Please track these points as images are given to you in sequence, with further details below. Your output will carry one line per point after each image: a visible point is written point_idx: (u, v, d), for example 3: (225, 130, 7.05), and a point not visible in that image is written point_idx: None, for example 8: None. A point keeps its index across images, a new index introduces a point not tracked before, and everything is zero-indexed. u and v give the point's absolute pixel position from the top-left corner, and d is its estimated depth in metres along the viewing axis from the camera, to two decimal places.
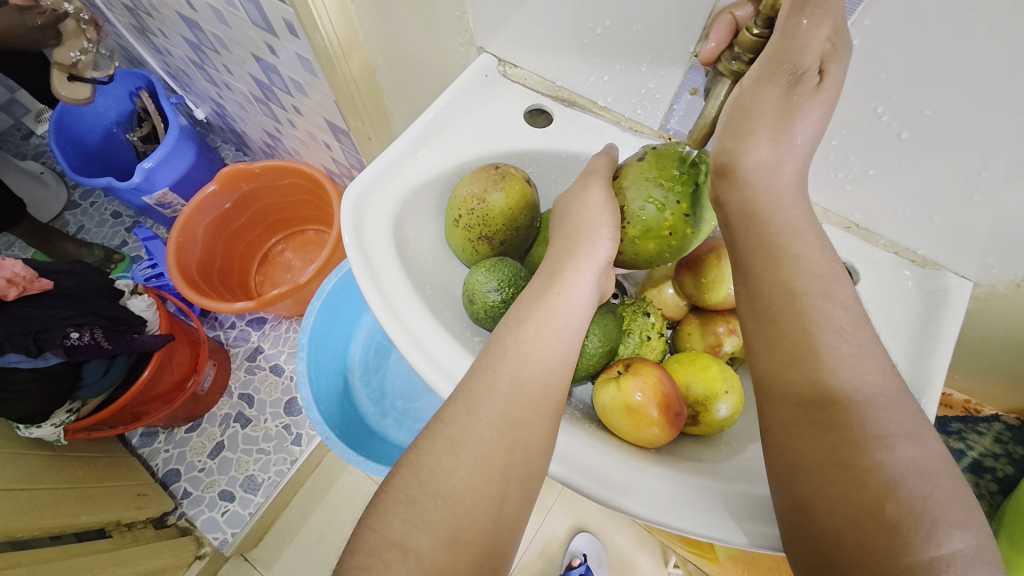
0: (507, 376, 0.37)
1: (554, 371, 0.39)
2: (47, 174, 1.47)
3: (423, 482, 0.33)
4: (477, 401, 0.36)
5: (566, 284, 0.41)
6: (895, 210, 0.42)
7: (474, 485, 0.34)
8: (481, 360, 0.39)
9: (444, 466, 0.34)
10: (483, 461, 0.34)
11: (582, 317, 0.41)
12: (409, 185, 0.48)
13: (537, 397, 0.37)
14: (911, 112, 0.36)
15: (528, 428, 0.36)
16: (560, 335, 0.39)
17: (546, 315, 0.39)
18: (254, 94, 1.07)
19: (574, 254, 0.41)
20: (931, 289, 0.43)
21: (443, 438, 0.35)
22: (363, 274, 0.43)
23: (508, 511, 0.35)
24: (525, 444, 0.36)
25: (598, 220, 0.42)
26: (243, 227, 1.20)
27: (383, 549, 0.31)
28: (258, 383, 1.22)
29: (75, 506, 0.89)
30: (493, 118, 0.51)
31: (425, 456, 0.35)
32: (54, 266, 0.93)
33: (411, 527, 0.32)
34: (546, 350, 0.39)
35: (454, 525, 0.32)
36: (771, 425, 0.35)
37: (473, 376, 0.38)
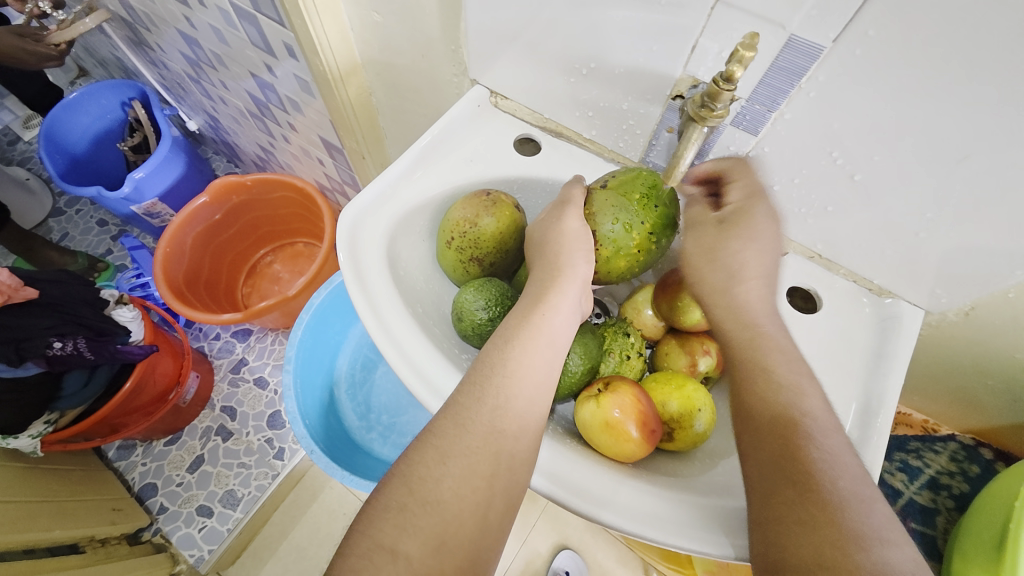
0: (494, 389, 0.39)
1: (539, 387, 0.41)
2: (33, 181, 1.46)
3: (413, 489, 0.35)
4: (465, 413, 0.38)
5: (550, 306, 0.43)
6: (855, 242, 0.45)
7: (461, 493, 0.36)
8: (469, 375, 0.40)
9: (433, 475, 0.36)
10: (469, 470, 0.36)
11: (565, 338, 0.43)
12: (404, 207, 0.50)
13: (522, 410, 0.39)
14: (862, 157, 0.38)
15: (512, 440, 0.38)
16: (544, 354, 0.42)
17: (530, 332, 0.42)
18: (249, 109, 1.09)
19: (557, 275, 0.44)
20: (886, 317, 0.46)
21: (432, 447, 0.37)
22: (356, 290, 0.45)
23: (493, 519, 0.36)
24: (509, 454, 0.37)
25: (575, 245, 0.45)
26: (232, 238, 1.21)
27: (374, 552, 0.33)
28: (241, 397, 1.21)
29: (48, 520, 0.87)
30: (485, 147, 0.54)
31: (414, 466, 0.36)
32: (40, 274, 0.93)
33: (400, 531, 0.34)
34: (531, 367, 0.41)
35: (441, 530, 0.34)
36: (749, 448, 0.37)
37: (461, 390, 0.39)
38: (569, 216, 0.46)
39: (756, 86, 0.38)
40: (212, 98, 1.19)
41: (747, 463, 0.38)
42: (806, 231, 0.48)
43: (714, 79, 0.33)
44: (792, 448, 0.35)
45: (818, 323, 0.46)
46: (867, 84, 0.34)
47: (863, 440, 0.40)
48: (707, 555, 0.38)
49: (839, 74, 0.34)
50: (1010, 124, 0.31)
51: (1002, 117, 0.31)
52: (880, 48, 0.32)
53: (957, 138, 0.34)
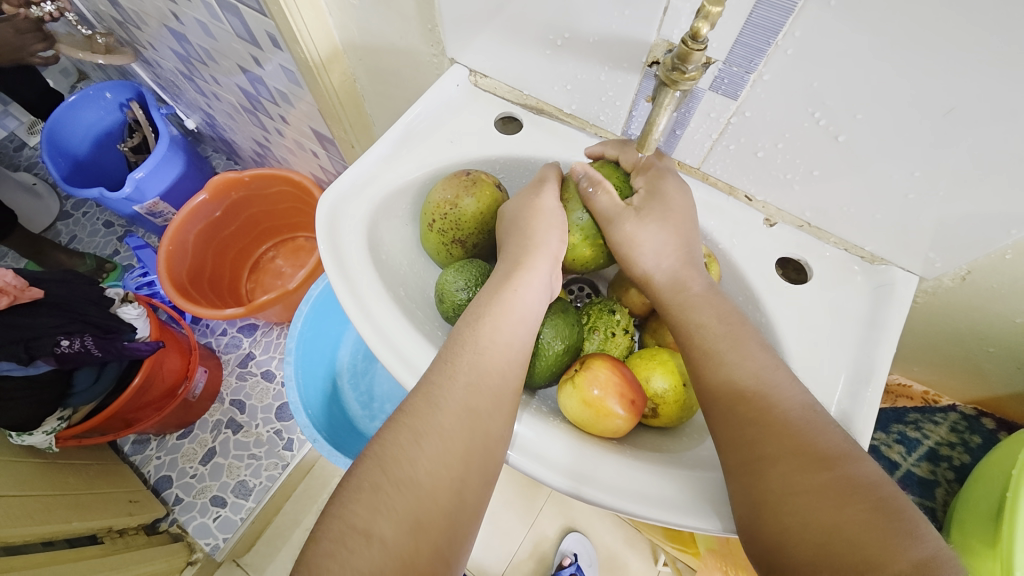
0: (466, 371, 0.39)
1: (509, 358, 0.41)
2: (40, 185, 1.48)
3: (387, 470, 0.35)
4: (437, 393, 0.38)
5: (522, 282, 0.44)
6: (844, 208, 0.44)
7: (435, 473, 0.36)
8: (442, 354, 0.41)
9: (407, 456, 0.36)
10: (445, 450, 0.36)
11: (536, 310, 0.44)
12: (384, 191, 0.50)
13: (495, 387, 0.40)
14: (845, 116, 0.37)
15: (487, 418, 0.38)
16: (515, 330, 0.42)
17: (500, 310, 0.42)
18: (242, 104, 1.09)
19: (528, 253, 0.45)
20: (879, 284, 0.45)
21: (407, 428, 0.37)
22: (336, 276, 0.45)
23: (468, 497, 0.36)
24: (483, 431, 0.38)
25: (551, 222, 0.46)
26: (233, 234, 1.22)
27: (347, 535, 0.32)
28: (249, 390, 1.23)
29: (66, 512, 0.90)
30: (465, 127, 0.53)
31: (388, 447, 0.36)
32: (46, 274, 0.95)
33: (374, 513, 0.33)
34: (503, 342, 0.41)
35: (416, 508, 0.34)
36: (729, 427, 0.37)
37: (433, 370, 0.40)
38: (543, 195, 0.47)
39: (731, 46, 0.37)
40: (206, 95, 1.19)
41: (721, 440, 0.37)
42: (794, 200, 0.46)
43: (684, 39, 0.32)
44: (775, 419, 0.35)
45: (808, 293, 0.45)
46: (848, 40, 0.33)
47: (852, 411, 0.40)
48: (686, 529, 0.39)
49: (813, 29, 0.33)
50: (998, 74, 0.30)
51: (991, 68, 0.30)
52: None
53: (942, 90, 0.32)
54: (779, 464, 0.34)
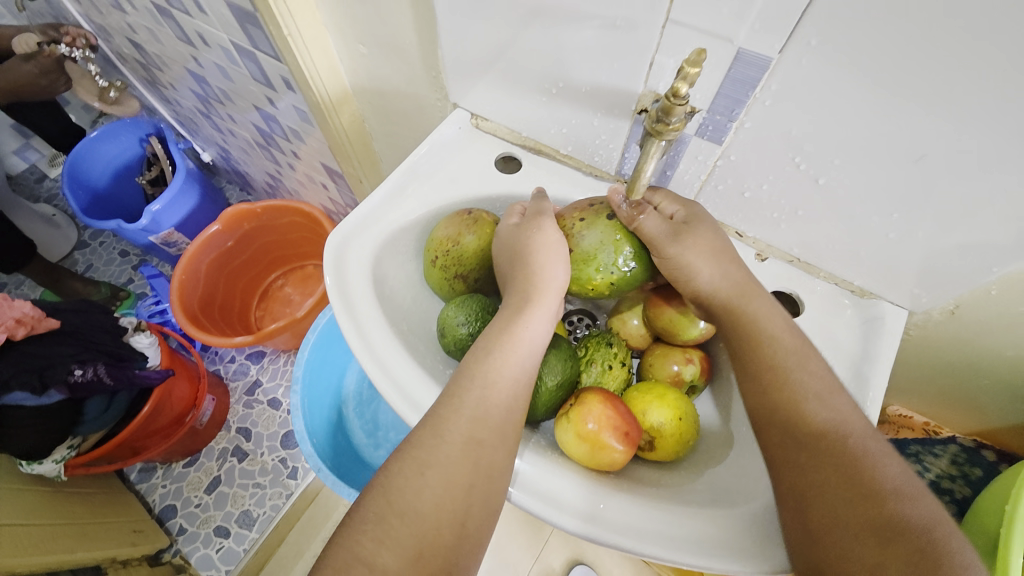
0: (472, 403, 0.40)
1: (514, 391, 0.42)
2: (58, 217, 1.53)
3: (391, 501, 0.36)
4: (444, 425, 0.39)
5: (525, 318, 0.44)
6: (829, 245, 0.45)
7: (439, 504, 0.37)
8: (448, 386, 0.41)
9: (411, 487, 0.37)
10: (447, 483, 0.37)
11: (541, 346, 0.44)
12: (389, 229, 0.52)
13: (500, 421, 0.40)
14: (824, 161, 0.39)
15: (491, 449, 0.39)
16: (521, 363, 0.43)
17: (508, 346, 0.43)
18: (256, 140, 1.14)
19: (536, 287, 0.45)
20: (869, 318, 0.46)
21: (412, 460, 0.38)
22: (341, 310, 0.47)
23: (472, 527, 0.37)
24: (487, 462, 0.39)
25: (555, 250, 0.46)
26: (244, 263, 1.25)
27: (353, 565, 0.34)
28: (255, 418, 1.24)
29: (71, 542, 0.90)
30: (466, 167, 0.56)
31: (393, 478, 0.37)
32: (63, 305, 0.98)
33: (378, 544, 0.35)
34: (509, 378, 0.42)
35: (420, 537, 0.35)
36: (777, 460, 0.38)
37: (440, 402, 0.41)
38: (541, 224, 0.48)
39: (714, 97, 0.39)
40: (222, 131, 1.24)
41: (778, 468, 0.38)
42: (781, 236, 0.48)
43: (666, 96, 0.34)
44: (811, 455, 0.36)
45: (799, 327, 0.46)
46: (822, 93, 0.35)
47: None
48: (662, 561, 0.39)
49: (790, 81, 0.35)
50: (965, 124, 0.31)
51: (951, 119, 0.32)
52: (824, 57, 0.33)
53: (913, 138, 0.34)
54: (828, 496, 0.34)
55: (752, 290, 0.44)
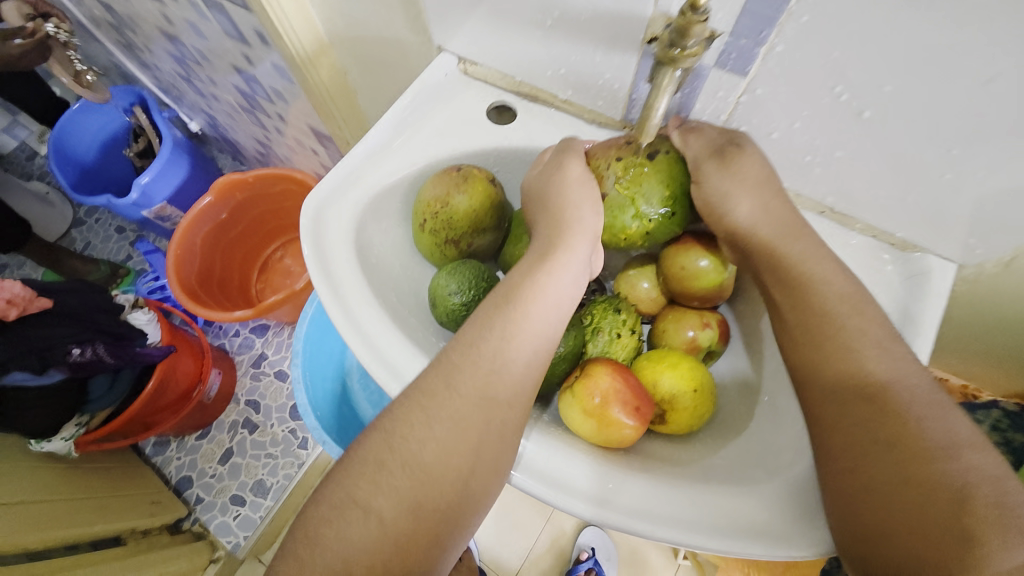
0: (490, 354, 0.38)
1: (536, 346, 0.39)
2: (52, 194, 1.49)
3: (393, 447, 0.35)
4: (457, 374, 0.37)
5: (558, 262, 0.41)
6: (870, 190, 0.40)
7: (443, 458, 0.35)
8: (466, 335, 0.39)
9: (415, 436, 0.35)
10: (457, 435, 0.35)
11: (569, 298, 0.41)
12: (372, 191, 0.47)
13: (517, 378, 0.38)
14: (870, 89, 0.33)
15: (505, 407, 0.37)
16: (549, 315, 0.40)
17: (530, 294, 0.40)
18: (240, 104, 1.08)
19: (565, 228, 0.42)
20: (912, 273, 0.41)
21: (420, 408, 0.36)
22: (320, 280, 0.43)
23: (476, 485, 0.36)
24: (499, 421, 0.37)
25: (580, 195, 0.43)
26: (239, 236, 1.21)
27: (347, 505, 0.33)
28: (263, 390, 1.22)
29: (89, 516, 0.91)
30: (454, 119, 0.50)
31: (397, 424, 0.36)
32: (56, 284, 0.94)
33: (375, 488, 0.34)
34: (534, 328, 0.39)
35: (422, 483, 0.34)
36: (822, 421, 0.36)
37: (456, 348, 0.38)
38: (571, 164, 0.44)
39: (737, 17, 0.33)
40: (205, 96, 1.17)
41: (819, 427, 0.36)
42: (812, 183, 0.42)
43: (685, 9, 0.28)
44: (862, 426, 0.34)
45: None
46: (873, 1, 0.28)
47: None
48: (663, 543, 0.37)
49: None
50: None
51: None
52: None
53: (985, 54, 0.28)
54: (873, 470, 0.32)
55: (794, 238, 0.40)
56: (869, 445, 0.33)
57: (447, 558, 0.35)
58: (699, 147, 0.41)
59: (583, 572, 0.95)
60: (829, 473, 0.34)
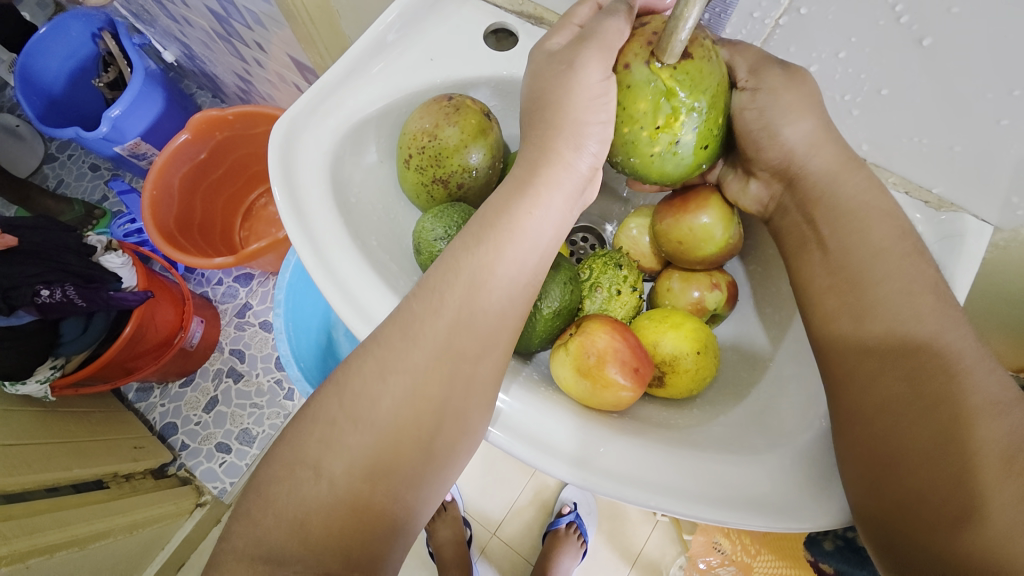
0: (457, 301, 0.34)
1: (508, 292, 0.35)
2: (23, 127, 1.37)
3: (343, 404, 0.32)
4: (414, 326, 0.33)
5: (539, 202, 0.36)
6: (911, 138, 0.37)
7: (401, 415, 0.32)
8: (429, 280, 0.35)
9: (369, 394, 0.32)
10: (413, 392, 0.32)
11: (548, 238, 0.37)
12: (351, 121, 0.42)
13: (484, 328, 0.34)
14: (935, 12, 0.29)
15: (471, 361, 0.34)
16: (525, 259, 0.36)
17: (505, 233, 0.35)
18: (215, 29, 0.98)
19: (547, 162, 0.37)
20: (944, 236, 0.38)
21: (374, 361, 0.33)
22: (290, 217, 0.39)
23: (440, 444, 0.33)
24: (466, 377, 0.34)
25: (581, 119, 0.37)
26: (221, 178, 1.14)
27: (298, 466, 0.31)
28: (248, 340, 1.17)
29: (67, 459, 0.90)
30: (447, 40, 0.44)
31: (349, 380, 0.33)
32: (19, 220, 0.89)
33: (326, 448, 0.31)
34: (503, 274, 0.35)
35: (378, 439, 0.31)
36: (843, 383, 0.35)
37: (416, 296, 0.35)
38: (587, 66, 0.35)
39: None
40: (177, 20, 1.07)
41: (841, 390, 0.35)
42: (852, 127, 0.39)
43: None
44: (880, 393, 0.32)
45: None
46: None
47: None
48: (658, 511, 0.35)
49: None
50: None
51: None
52: None
53: None
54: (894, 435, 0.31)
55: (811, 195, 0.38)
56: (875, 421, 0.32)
57: (416, 515, 0.32)
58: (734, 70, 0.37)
59: (563, 526, 0.96)
60: None
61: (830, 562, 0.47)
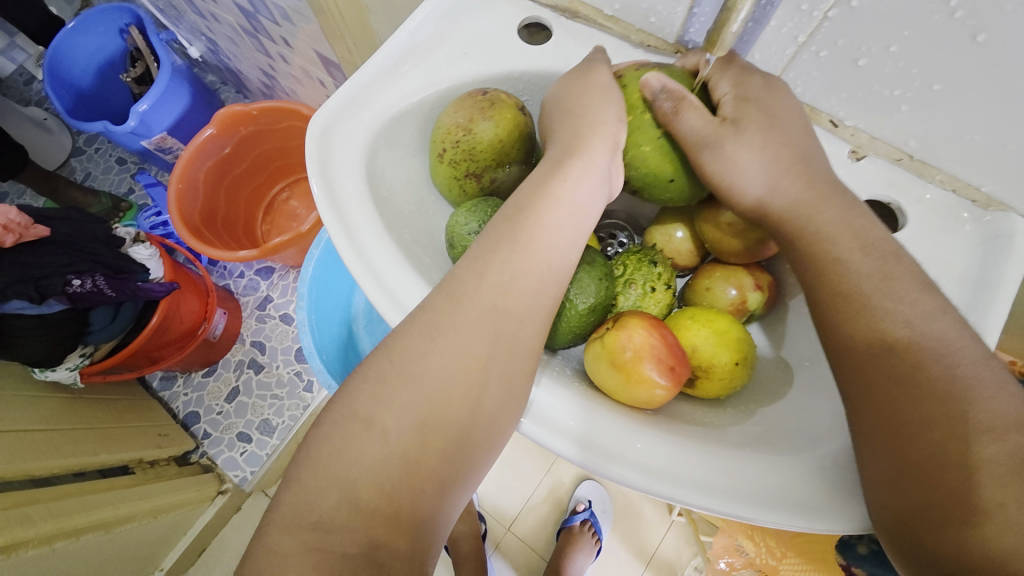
0: (500, 265, 0.35)
1: (551, 264, 0.37)
2: (51, 120, 1.40)
3: (393, 361, 0.33)
4: (461, 289, 0.35)
5: (571, 176, 0.38)
6: (961, 135, 0.36)
7: (449, 371, 0.33)
8: (476, 248, 0.37)
9: (417, 350, 0.33)
10: (462, 373, 0.33)
11: (586, 209, 0.39)
12: (387, 114, 0.42)
13: (530, 291, 0.36)
14: (993, 4, 0.28)
15: (516, 323, 0.35)
16: (564, 229, 0.38)
17: (547, 202, 0.37)
18: (242, 25, 0.99)
19: (581, 138, 0.40)
20: (994, 236, 0.37)
21: (422, 343, 0.33)
22: (326, 207, 0.39)
23: (487, 407, 0.33)
24: (511, 335, 0.35)
25: (600, 102, 0.40)
26: (245, 172, 1.15)
27: (349, 421, 0.31)
28: (269, 332, 1.19)
29: (94, 445, 0.92)
30: (481, 35, 0.44)
31: (399, 339, 0.34)
32: (51, 212, 0.91)
33: (378, 404, 0.32)
34: (545, 241, 0.37)
35: (425, 417, 0.32)
36: (865, 388, 0.33)
37: (462, 263, 0.36)
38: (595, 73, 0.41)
39: None
40: (204, 16, 1.08)
41: (853, 394, 0.34)
42: (898, 122, 0.38)
43: None
44: (927, 399, 0.31)
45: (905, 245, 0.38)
46: None
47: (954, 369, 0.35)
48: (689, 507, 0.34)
49: None
50: None
51: None
52: None
53: None
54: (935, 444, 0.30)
55: (832, 200, 0.38)
56: (901, 427, 0.31)
57: (450, 505, 0.32)
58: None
59: (578, 523, 0.96)
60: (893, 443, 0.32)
61: (863, 565, 0.47)
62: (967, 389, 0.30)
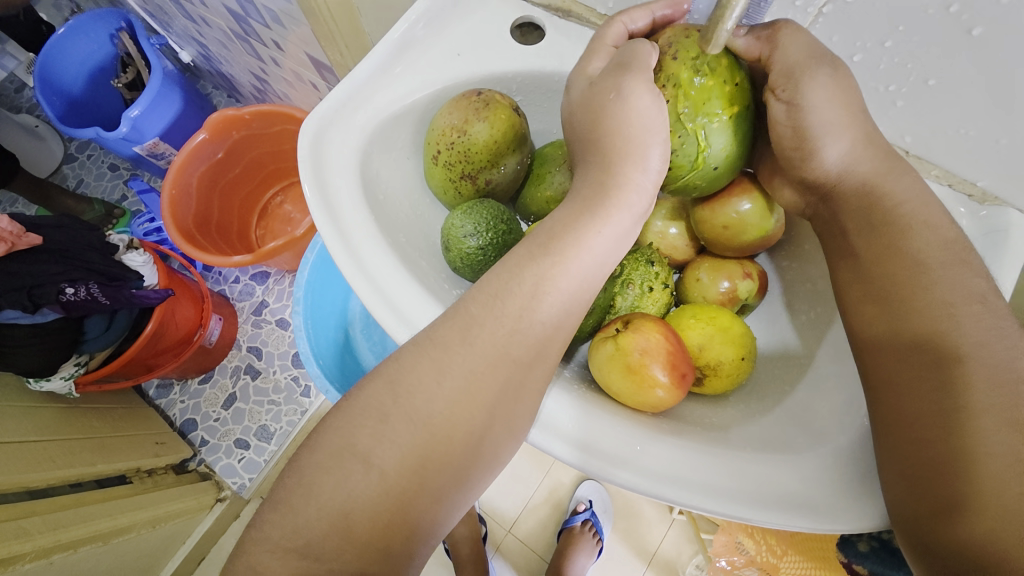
0: (517, 309, 0.34)
1: (569, 300, 0.35)
2: (41, 127, 1.38)
3: (398, 399, 0.32)
4: (474, 327, 0.33)
5: (602, 213, 0.35)
6: (955, 130, 0.36)
7: (453, 416, 0.32)
8: (491, 283, 0.35)
9: (425, 388, 0.32)
10: (469, 383, 0.33)
11: (614, 250, 0.36)
12: (380, 117, 0.42)
13: (541, 338, 0.34)
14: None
15: (525, 367, 0.34)
16: (586, 269, 0.35)
17: (573, 243, 0.35)
18: (232, 29, 0.98)
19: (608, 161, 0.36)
20: (990, 230, 0.37)
21: (429, 359, 0.33)
22: (321, 214, 0.39)
23: (487, 446, 0.34)
24: (519, 381, 0.34)
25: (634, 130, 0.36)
26: (239, 177, 1.14)
27: (347, 452, 0.31)
28: (265, 337, 1.18)
29: (91, 455, 0.91)
30: (474, 36, 0.44)
31: (406, 372, 0.33)
32: (42, 219, 0.89)
33: (378, 441, 0.31)
34: (567, 284, 0.35)
35: (430, 431, 0.32)
36: (885, 386, 0.33)
37: (476, 300, 0.34)
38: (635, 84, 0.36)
39: None
40: (195, 20, 1.07)
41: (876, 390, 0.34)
42: (894, 118, 0.38)
43: None
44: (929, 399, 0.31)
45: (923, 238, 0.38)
46: None
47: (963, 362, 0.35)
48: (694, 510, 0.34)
49: None
50: None
51: None
52: None
53: None
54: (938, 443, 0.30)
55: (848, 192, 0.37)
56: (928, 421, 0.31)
57: (446, 520, 0.33)
58: (773, 67, 0.36)
59: (579, 523, 0.95)
60: (898, 443, 0.32)
61: (864, 563, 0.46)
62: (970, 387, 0.30)
